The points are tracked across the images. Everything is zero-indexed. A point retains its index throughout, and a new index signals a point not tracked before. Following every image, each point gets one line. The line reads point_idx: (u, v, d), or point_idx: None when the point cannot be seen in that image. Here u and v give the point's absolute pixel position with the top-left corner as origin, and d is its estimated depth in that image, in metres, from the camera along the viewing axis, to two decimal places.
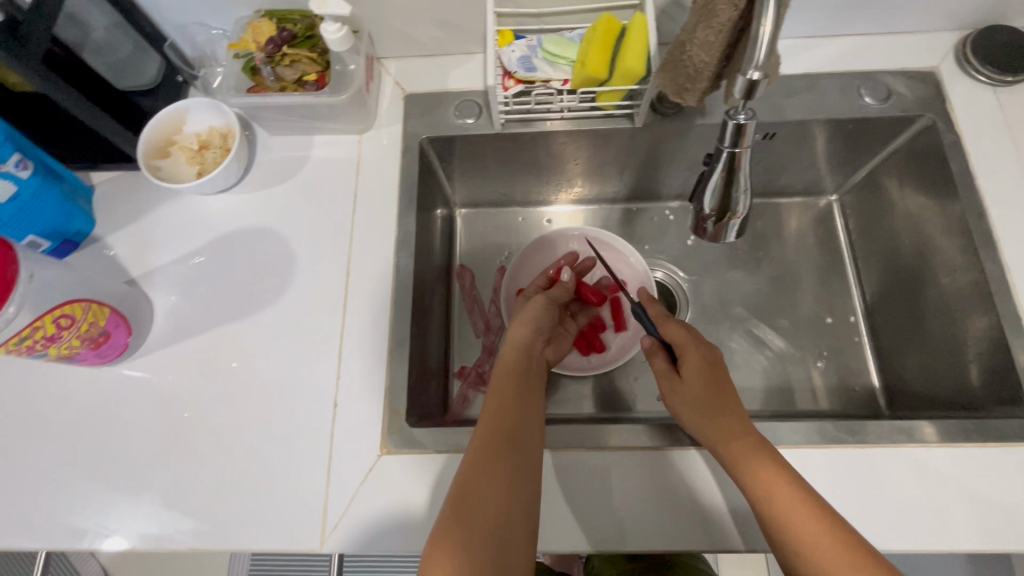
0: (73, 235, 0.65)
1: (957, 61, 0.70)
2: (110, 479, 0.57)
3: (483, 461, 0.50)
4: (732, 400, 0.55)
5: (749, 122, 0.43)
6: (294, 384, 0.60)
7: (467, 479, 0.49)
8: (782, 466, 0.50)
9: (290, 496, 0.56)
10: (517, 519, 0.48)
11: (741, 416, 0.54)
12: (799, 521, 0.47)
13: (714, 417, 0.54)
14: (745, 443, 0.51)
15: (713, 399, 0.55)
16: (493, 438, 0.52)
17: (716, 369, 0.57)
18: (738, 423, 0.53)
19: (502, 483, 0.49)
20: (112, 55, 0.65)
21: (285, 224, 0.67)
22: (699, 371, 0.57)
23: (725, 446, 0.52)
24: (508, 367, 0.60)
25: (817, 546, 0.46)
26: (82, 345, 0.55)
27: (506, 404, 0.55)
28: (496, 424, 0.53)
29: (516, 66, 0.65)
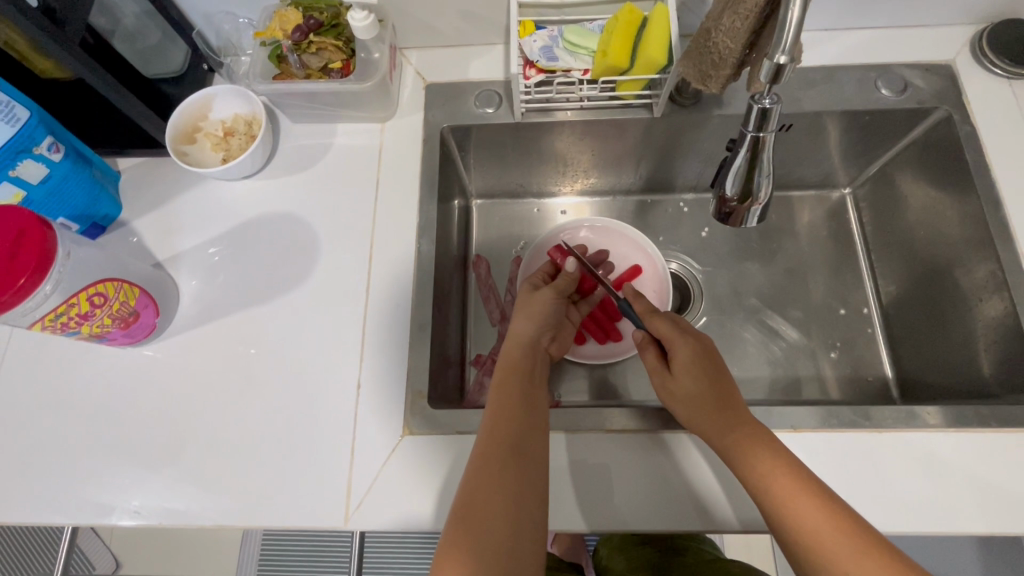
0: (101, 219, 0.66)
1: (973, 55, 0.71)
2: (137, 457, 0.58)
3: (489, 466, 0.50)
4: (726, 392, 0.55)
5: (774, 107, 0.43)
6: (317, 366, 0.61)
7: (473, 484, 0.49)
8: (779, 455, 0.50)
9: (313, 476, 0.57)
10: (527, 519, 0.48)
11: (735, 406, 0.54)
12: (800, 507, 0.47)
13: (710, 412, 0.54)
14: (740, 435, 0.52)
15: (708, 393, 0.55)
16: (494, 441, 0.51)
17: (709, 361, 0.57)
18: (734, 416, 0.53)
19: (508, 485, 0.49)
20: (143, 42, 0.67)
21: (308, 211, 0.68)
22: (689, 365, 0.56)
23: (721, 440, 0.52)
24: (508, 366, 0.60)
25: (817, 530, 0.46)
26: (113, 324, 0.57)
27: (502, 404, 0.55)
28: (498, 426, 0.53)
29: (538, 55, 0.66)
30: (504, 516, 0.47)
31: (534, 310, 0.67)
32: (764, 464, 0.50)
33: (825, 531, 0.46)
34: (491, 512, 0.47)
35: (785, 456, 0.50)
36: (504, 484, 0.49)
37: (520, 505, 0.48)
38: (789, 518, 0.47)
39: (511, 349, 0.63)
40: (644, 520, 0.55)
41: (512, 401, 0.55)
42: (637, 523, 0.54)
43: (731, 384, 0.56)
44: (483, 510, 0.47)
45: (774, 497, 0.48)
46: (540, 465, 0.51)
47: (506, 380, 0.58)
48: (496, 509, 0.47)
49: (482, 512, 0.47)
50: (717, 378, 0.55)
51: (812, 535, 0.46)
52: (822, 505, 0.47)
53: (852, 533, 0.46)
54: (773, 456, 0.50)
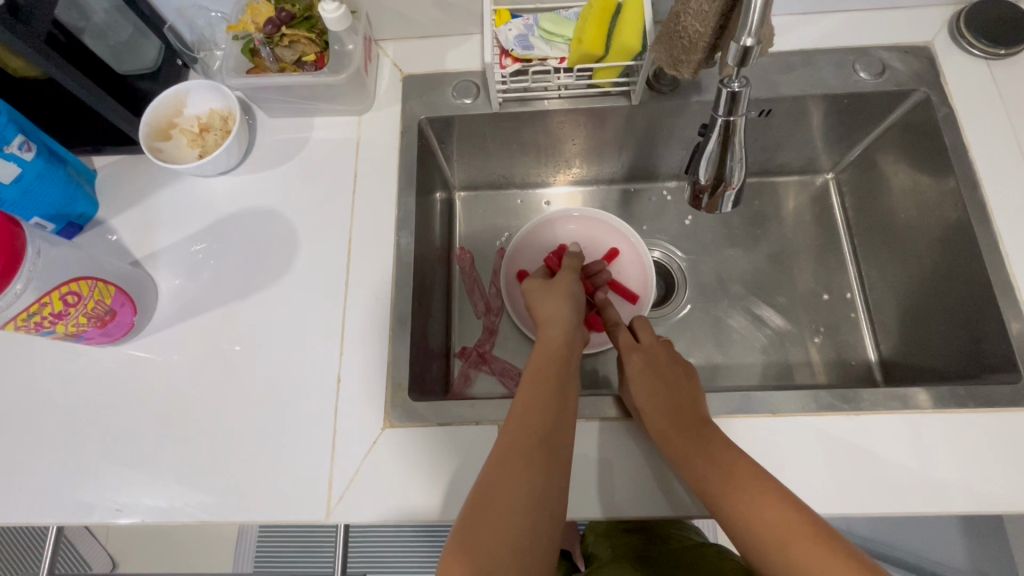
0: (77, 218, 0.66)
1: (951, 36, 0.71)
2: (119, 455, 0.58)
3: (518, 457, 0.49)
4: (677, 400, 0.55)
5: (743, 90, 0.43)
6: (299, 360, 0.61)
7: (498, 473, 0.48)
8: (725, 448, 0.51)
9: (295, 469, 0.57)
10: (552, 517, 0.47)
11: (680, 407, 0.54)
12: (760, 505, 0.46)
13: (656, 417, 0.54)
14: (682, 442, 0.52)
15: (653, 401, 0.55)
16: (527, 432, 0.50)
17: (653, 370, 0.58)
18: (679, 423, 0.53)
19: (536, 479, 0.48)
20: (113, 38, 0.65)
21: (286, 206, 0.68)
22: (635, 373, 0.59)
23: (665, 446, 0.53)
24: (552, 356, 0.59)
25: (757, 524, 0.46)
26: (88, 323, 0.56)
27: (536, 394, 0.54)
28: (532, 419, 0.52)
29: (514, 44, 0.65)
30: (524, 512, 0.46)
31: (566, 294, 0.67)
32: (705, 461, 0.50)
33: (764, 526, 0.46)
34: (502, 506, 0.46)
35: (733, 452, 0.51)
36: (533, 478, 0.48)
37: (547, 500, 0.47)
38: (734, 511, 0.47)
39: (549, 338, 0.62)
40: (624, 506, 0.55)
41: (552, 393, 0.54)
42: (618, 508, 0.55)
43: (680, 391, 0.56)
44: (498, 502, 0.46)
45: (723, 498, 0.48)
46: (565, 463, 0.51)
47: (541, 370, 0.57)
48: (519, 501, 0.47)
49: (499, 508, 0.46)
50: (663, 381, 0.57)
51: (752, 531, 0.46)
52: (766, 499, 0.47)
53: (795, 527, 0.45)
54: (714, 450, 0.51)
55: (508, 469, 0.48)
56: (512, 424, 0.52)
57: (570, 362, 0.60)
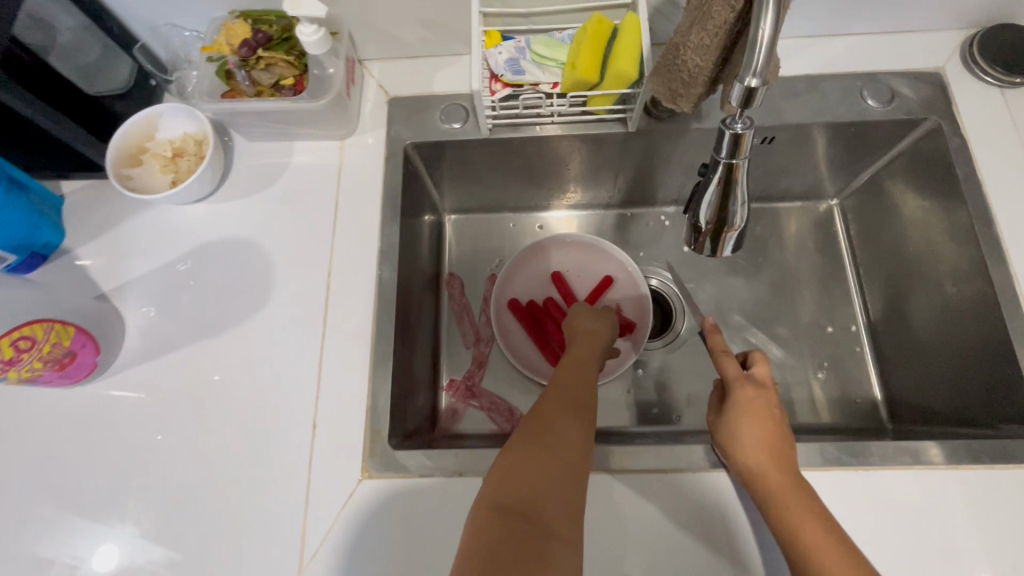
0: (41, 248, 0.62)
1: (963, 62, 0.68)
2: (78, 506, 0.55)
3: (551, 419, 0.48)
4: (784, 449, 0.50)
5: (747, 132, 0.40)
6: (272, 402, 0.58)
7: (533, 422, 0.48)
8: (822, 513, 0.45)
9: (264, 523, 0.53)
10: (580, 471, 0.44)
11: (790, 453, 0.50)
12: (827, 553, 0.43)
13: (758, 456, 0.49)
14: (780, 484, 0.47)
15: (759, 438, 0.51)
16: (565, 396, 0.51)
17: (767, 412, 0.53)
18: (784, 472, 0.48)
19: (569, 433, 0.47)
20: (82, 58, 0.62)
21: (263, 235, 0.64)
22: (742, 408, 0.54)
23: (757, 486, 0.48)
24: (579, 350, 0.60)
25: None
26: (44, 366, 0.52)
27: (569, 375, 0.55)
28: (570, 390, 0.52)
29: (504, 69, 0.62)
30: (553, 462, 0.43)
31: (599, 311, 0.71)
32: (806, 519, 0.45)
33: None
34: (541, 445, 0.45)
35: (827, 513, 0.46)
36: (566, 430, 0.47)
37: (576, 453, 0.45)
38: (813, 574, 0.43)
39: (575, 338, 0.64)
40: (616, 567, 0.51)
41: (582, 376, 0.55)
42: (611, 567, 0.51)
43: (787, 443, 0.51)
44: (535, 443, 0.45)
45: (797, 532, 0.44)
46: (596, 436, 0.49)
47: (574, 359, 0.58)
48: (554, 446, 0.45)
49: (536, 446, 0.45)
50: (777, 426, 0.52)
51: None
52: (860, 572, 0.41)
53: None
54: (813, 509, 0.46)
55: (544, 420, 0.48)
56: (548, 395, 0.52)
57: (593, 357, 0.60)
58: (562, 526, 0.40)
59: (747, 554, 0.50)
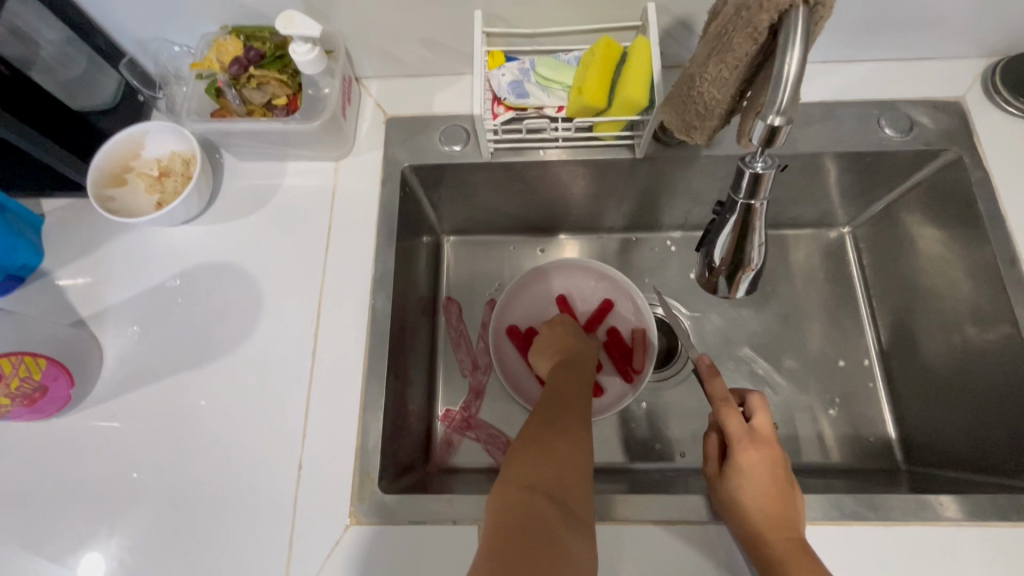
0: (18, 269, 0.59)
1: (984, 91, 0.65)
2: (46, 548, 0.51)
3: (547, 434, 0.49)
4: (789, 505, 0.48)
5: (768, 172, 0.37)
6: (257, 440, 0.54)
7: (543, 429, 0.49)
8: None
9: (243, 572, 0.50)
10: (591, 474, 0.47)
11: (794, 513, 0.48)
12: None
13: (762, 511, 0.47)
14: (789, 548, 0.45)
15: (764, 494, 0.48)
16: (571, 405, 0.54)
17: (773, 468, 0.49)
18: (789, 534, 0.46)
19: (581, 438, 0.49)
20: (64, 73, 0.59)
21: (252, 259, 0.61)
22: (751, 466, 0.50)
23: (760, 546, 0.46)
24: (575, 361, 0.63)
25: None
26: (13, 402, 0.49)
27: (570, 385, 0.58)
28: (572, 399, 0.55)
29: (507, 92, 0.59)
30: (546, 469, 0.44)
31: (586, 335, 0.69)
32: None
33: None
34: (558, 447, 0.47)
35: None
36: (578, 437, 0.49)
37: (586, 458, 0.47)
38: None
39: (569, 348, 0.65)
40: None
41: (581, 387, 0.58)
42: None
43: (793, 500, 0.48)
44: (552, 445, 0.47)
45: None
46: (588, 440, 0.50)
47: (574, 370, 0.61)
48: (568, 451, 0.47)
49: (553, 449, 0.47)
50: (781, 488, 0.48)
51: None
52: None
53: None
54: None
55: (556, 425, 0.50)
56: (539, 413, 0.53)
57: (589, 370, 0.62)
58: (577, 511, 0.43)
59: None
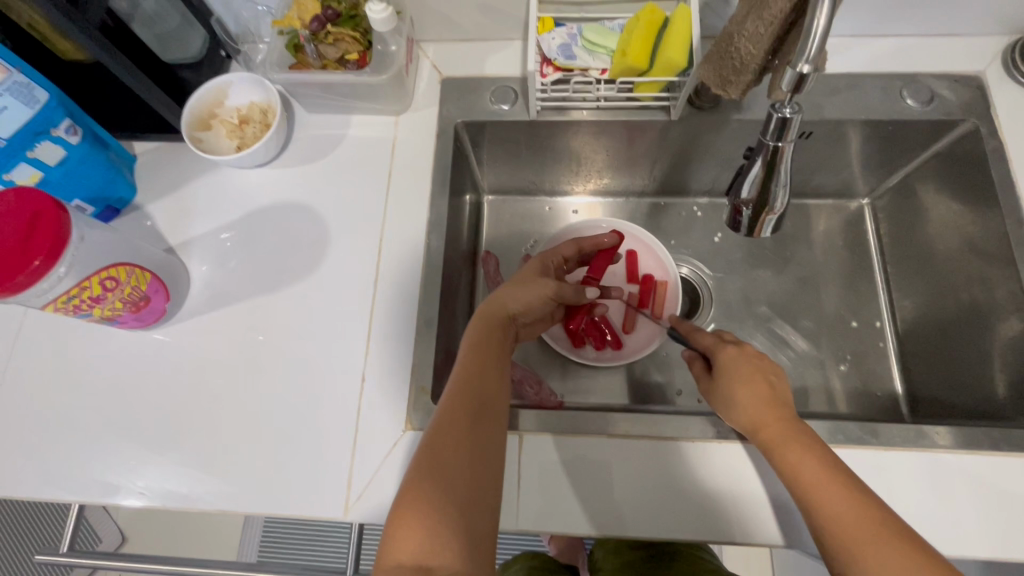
0: (116, 202, 0.67)
1: (1004, 67, 0.69)
2: (143, 438, 0.59)
3: (454, 426, 0.48)
4: (771, 389, 0.53)
5: (794, 117, 0.42)
6: (325, 356, 0.62)
7: (437, 441, 0.47)
8: (813, 451, 0.48)
9: (311, 465, 0.57)
10: (491, 483, 0.48)
11: (781, 404, 0.52)
12: (826, 496, 0.45)
13: (752, 403, 0.52)
14: (779, 427, 0.50)
15: (748, 389, 0.53)
16: (461, 401, 0.50)
17: (749, 361, 0.55)
18: (774, 408, 0.51)
19: (474, 445, 0.48)
20: (160, 27, 0.66)
21: (319, 201, 0.68)
22: (730, 368, 0.55)
23: (759, 433, 0.51)
24: (486, 325, 0.57)
25: (840, 514, 0.44)
26: (124, 307, 0.58)
27: (472, 362, 0.53)
28: (471, 384, 0.51)
29: (556, 54, 0.65)
30: (450, 467, 0.46)
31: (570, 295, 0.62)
32: (801, 453, 0.48)
33: (843, 512, 0.44)
34: (446, 475, 0.46)
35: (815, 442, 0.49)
36: (469, 443, 0.48)
37: (487, 466, 0.48)
38: (815, 507, 0.45)
39: (486, 311, 0.58)
40: (637, 529, 0.54)
41: (483, 364, 0.53)
42: (632, 526, 0.54)
43: (777, 385, 0.53)
44: (442, 467, 0.46)
45: (801, 469, 0.47)
46: (495, 424, 0.51)
47: (476, 344, 0.55)
48: (461, 467, 0.46)
49: (443, 472, 0.46)
50: (760, 381, 0.53)
51: (833, 517, 0.44)
52: (847, 491, 0.45)
53: (873, 522, 0.43)
54: (810, 449, 0.48)
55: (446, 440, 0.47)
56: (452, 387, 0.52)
57: (504, 334, 0.58)
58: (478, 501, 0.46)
59: (767, 523, 0.53)
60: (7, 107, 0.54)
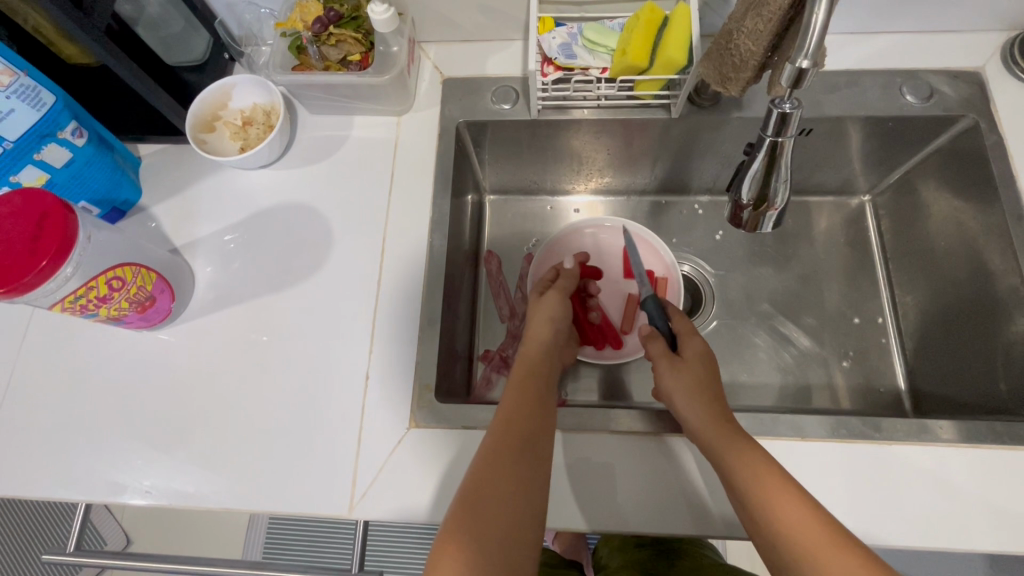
0: (121, 204, 0.68)
1: (1003, 62, 0.70)
2: (149, 437, 0.60)
3: (504, 458, 0.49)
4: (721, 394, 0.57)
5: (794, 112, 0.43)
6: (329, 355, 0.62)
7: (485, 472, 0.48)
8: (761, 455, 0.49)
9: (316, 463, 0.58)
10: (532, 520, 0.47)
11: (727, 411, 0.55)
12: (776, 503, 0.46)
13: (709, 404, 0.54)
14: (731, 431, 0.51)
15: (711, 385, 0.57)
16: (512, 434, 0.51)
17: (710, 362, 0.60)
18: (725, 414, 0.54)
19: (518, 477, 0.48)
20: (166, 30, 0.67)
21: (322, 202, 0.69)
22: (700, 358, 0.60)
23: (712, 431, 0.52)
24: (531, 369, 0.60)
25: (789, 520, 0.45)
26: (130, 307, 0.58)
27: (519, 396, 0.56)
28: (517, 417, 0.53)
29: (557, 53, 0.65)
30: (501, 500, 0.47)
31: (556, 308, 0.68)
32: (750, 458, 0.49)
33: (792, 520, 0.45)
34: (491, 505, 0.46)
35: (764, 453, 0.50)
36: (513, 475, 0.48)
37: (529, 499, 0.48)
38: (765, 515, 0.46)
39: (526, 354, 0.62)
40: (639, 525, 0.54)
41: (530, 400, 0.55)
42: (635, 523, 0.54)
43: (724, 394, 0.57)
44: (486, 497, 0.47)
45: (744, 474, 0.48)
46: (547, 465, 0.52)
47: (522, 380, 0.58)
48: (503, 497, 0.47)
49: (485, 502, 0.46)
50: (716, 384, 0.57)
51: (782, 524, 0.45)
52: (801, 499, 0.46)
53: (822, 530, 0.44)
54: (759, 454, 0.49)
55: (494, 471, 0.48)
56: (500, 421, 0.53)
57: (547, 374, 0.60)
58: (522, 535, 0.46)
59: None
60: (15, 109, 0.54)
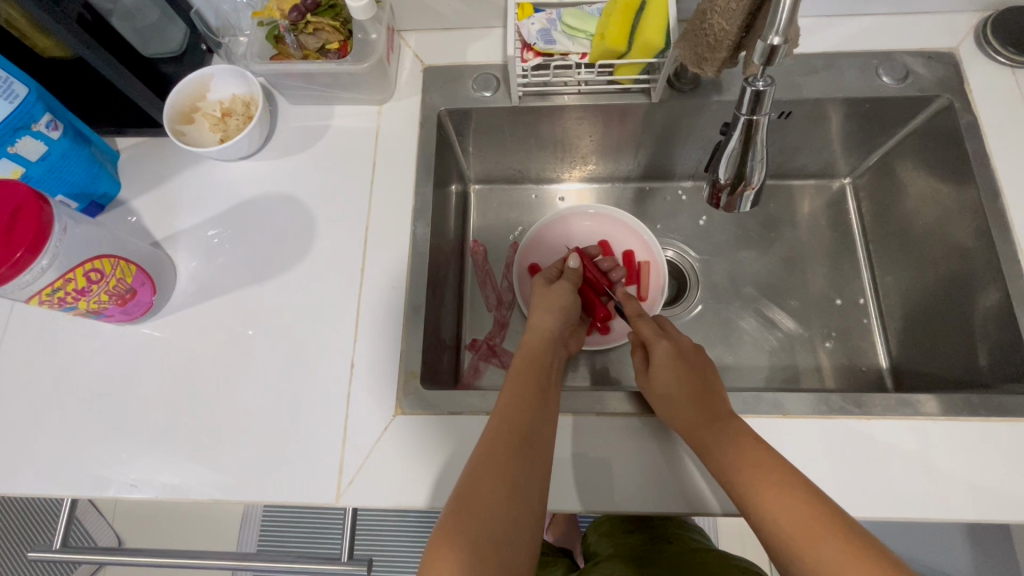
0: (100, 198, 0.67)
1: (977, 42, 0.71)
2: (135, 432, 0.59)
3: (498, 454, 0.49)
4: (704, 389, 0.56)
5: (767, 89, 0.43)
6: (313, 345, 0.62)
7: (482, 465, 0.49)
8: (754, 443, 0.51)
9: (303, 452, 0.58)
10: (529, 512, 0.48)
11: (708, 404, 0.54)
12: (760, 492, 0.47)
13: (685, 407, 0.54)
14: (709, 432, 0.52)
15: (682, 391, 0.55)
16: (507, 426, 0.51)
17: (685, 360, 0.58)
18: (703, 414, 0.53)
19: (513, 477, 0.48)
20: (141, 21, 0.67)
21: (305, 192, 0.68)
22: (666, 361, 0.58)
23: (690, 436, 0.53)
24: (531, 356, 0.61)
25: (776, 510, 0.46)
26: (110, 300, 0.58)
27: (518, 390, 0.55)
28: (513, 414, 0.52)
29: (536, 38, 0.66)
30: (496, 497, 0.47)
31: (556, 302, 0.67)
32: (733, 447, 0.50)
33: (777, 510, 0.46)
34: (486, 502, 0.47)
35: (750, 439, 0.51)
36: (509, 474, 0.48)
37: (528, 498, 0.48)
38: (755, 502, 0.47)
39: (529, 343, 0.63)
40: (618, 501, 0.55)
41: (529, 390, 0.55)
42: (623, 502, 0.55)
43: (707, 383, 0.56)
44: (479, 498, 0.47)
45: (722, 457, 0.50)
46: (547, 463, 0.51)
47: (522, 368, 0.59)
48: (496, 498, 0.47)
49: (480, 504, 0.46)
50: (693, 376, 0.57)
51: (769, 513, 0.46)
52: (782, 488, 0.47)
53: (813, 517, 0.45)
54: (743, 438, 0.51)
55: (487, 465, 0.48)
56: (497, 416, 0.53)
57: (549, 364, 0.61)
58: (518, 530, 0.46)
59: None
60: None
